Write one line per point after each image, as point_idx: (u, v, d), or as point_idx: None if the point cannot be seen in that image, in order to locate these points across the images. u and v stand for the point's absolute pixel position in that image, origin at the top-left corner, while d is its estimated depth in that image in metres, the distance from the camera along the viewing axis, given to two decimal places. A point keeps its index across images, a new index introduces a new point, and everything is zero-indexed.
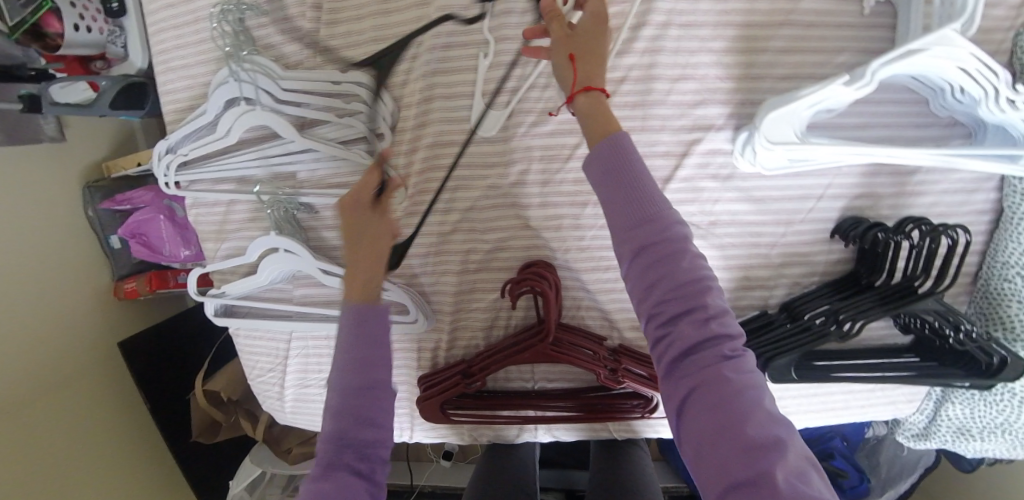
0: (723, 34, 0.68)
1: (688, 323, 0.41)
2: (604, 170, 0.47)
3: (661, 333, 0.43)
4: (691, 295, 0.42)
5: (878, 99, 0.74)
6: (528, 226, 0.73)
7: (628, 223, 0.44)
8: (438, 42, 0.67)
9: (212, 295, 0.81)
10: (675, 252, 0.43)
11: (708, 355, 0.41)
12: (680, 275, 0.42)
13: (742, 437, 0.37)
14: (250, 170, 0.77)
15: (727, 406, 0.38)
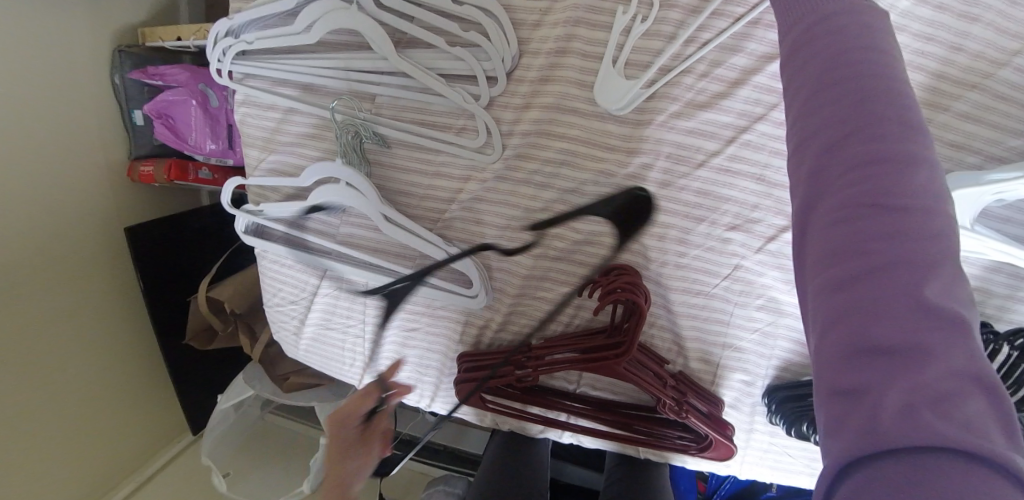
0: (924, 68, 0.55)
1: (852, 134, 0.32)
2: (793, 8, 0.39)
3: (817, 174, 0.33)
4: (874, 128, 0.31)
5: None
6: (628, 228, 0.64)
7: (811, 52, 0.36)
8: None
9: (247, 211, 0.71)
10: (866, 81, 0.32)
11: (881, 204, 0.30)
12: (862, 104, 0.32)
13: (893, 292, 0.28)
14: (324, 79, 0.65)
15: (889, 252, 0.28)
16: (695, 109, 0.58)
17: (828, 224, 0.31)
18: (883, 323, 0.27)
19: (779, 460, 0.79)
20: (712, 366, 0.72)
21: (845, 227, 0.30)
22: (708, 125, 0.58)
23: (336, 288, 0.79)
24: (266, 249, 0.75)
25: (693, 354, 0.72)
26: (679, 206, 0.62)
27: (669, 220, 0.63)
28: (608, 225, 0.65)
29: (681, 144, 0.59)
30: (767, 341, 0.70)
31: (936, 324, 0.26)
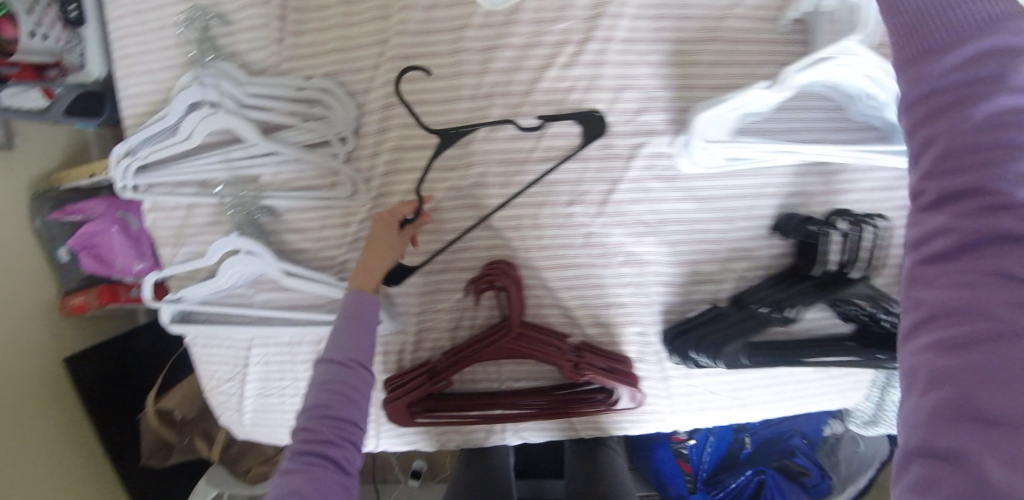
0: (659, 49, 0.70)
1: (978, 200, 0.31)
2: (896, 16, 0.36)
3: (926, 226, 0.33)
4: (978, 186, 0.31)
5: (798, 104, 0.74)
6: (490, 225, 0.75)
7: (922, 82, 0.34)
8: (401, 53, 0.72)
9: (170, 300, 0.79)
10: (967, 135, 0.32)
11: (983, 271, 0.30)
12: (970, 159, 0.31)
13: (1000, 349, 0.28)
14: (213, 172, 0.77)
15: (991, 313, 0.29)
16: (507, 121, 0.72)
17: (946, 283, 0.31)
18: (1002, 375, 0.27)
19: (705, 401, 0.87)
20: (607, 330, 0.79)
21: (967, 281, 0.30)
22: (519, 129, 0.72)
23: (264, 353, 0.87)
24: (194, 333, 0.83)
25: (585, 320, 0.79)
26: (522, 200, 0.74)
27: (519, 212, 0.74)
28: (475, 228, 0.76)
29: (505, 151, 0.73)
30: (642, 292, 0.77)
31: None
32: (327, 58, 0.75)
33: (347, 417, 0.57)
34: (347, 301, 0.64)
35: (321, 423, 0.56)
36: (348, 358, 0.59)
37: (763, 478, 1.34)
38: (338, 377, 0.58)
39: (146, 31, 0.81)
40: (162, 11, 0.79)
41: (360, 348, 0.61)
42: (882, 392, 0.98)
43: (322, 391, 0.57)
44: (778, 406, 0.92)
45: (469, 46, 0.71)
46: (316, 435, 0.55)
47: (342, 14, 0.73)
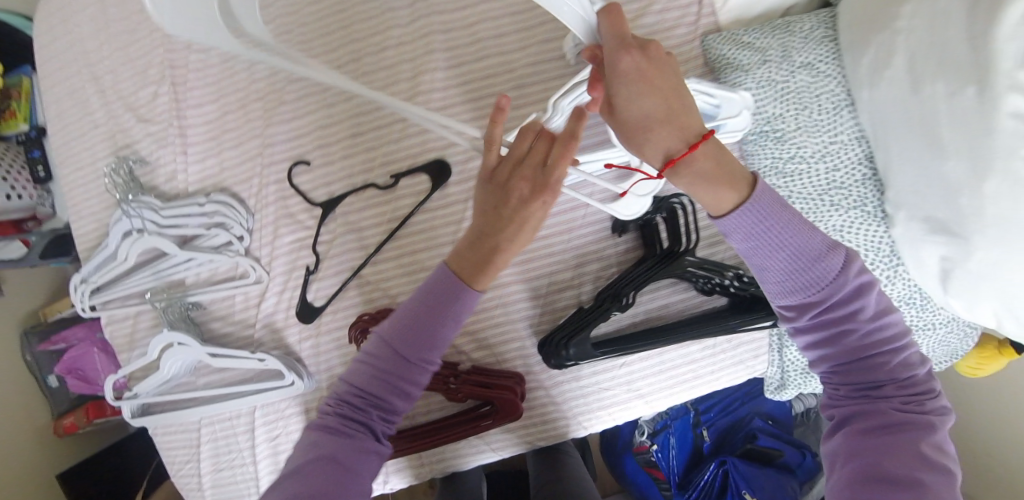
0: (470, 111, 0.87)
1: (852, 353, 0.56)
2: (758, 217, 0.54)
3: (837, 365, 0.57)
4: (870, 349, 0.55)
5: None
6: (371, 279, 0.89)
7: (808, 275, 0.55)
8: (275, 157, 0.90)
9: (127, 397, 0.93)
10: (848, 316, 0.55)
11: (886, 391, 0.54)
12: (850, 334, 0.55)
13: (893, 411, 0.53)
14: (146, 283, 0.93)
15: (894, 417, 0.53)
16: (365, 191, 0.88)
17: (840, 377, 0.57)
18: (883, 432, 0.52)
19: (604, 398, 0.96)
20: (490, 350, 0.91)
21: (856, 379, 0.56)
22: (375, 197, 0.87)
23: (212, 431, 0.99)
24: (151, 423, 0.96)
25: (469, 346, 0.91)
26: (391, 253, 0.89)
27: (389, 264, 0.89)
28: (360, 284, 0.90)
29: (369, 217, 0.88)
30: (509, 310, 0.90)
31: (909, 425, 0.52)
32: (223, 173, 0.93)
33: (391, 403, 0.58)
34: (438, 275, 0.59)
35: (375, 370, 0.58)
36: (414, 343, 0.57)
37: (727, 468, 1.34)
38: (406, 331, 0.58)
39: (79, 181, 0.98)
40: (92, 164, 0.97)
41: (440, 335, 0.58)
42: (779, 355, 1.00)
43: (371, 374, 0.58)
44: (688, 392, 0.99)
45: (326, 142, 0.89)
46: (367, 381, 0.58)
47: (228, 138, 0.93)
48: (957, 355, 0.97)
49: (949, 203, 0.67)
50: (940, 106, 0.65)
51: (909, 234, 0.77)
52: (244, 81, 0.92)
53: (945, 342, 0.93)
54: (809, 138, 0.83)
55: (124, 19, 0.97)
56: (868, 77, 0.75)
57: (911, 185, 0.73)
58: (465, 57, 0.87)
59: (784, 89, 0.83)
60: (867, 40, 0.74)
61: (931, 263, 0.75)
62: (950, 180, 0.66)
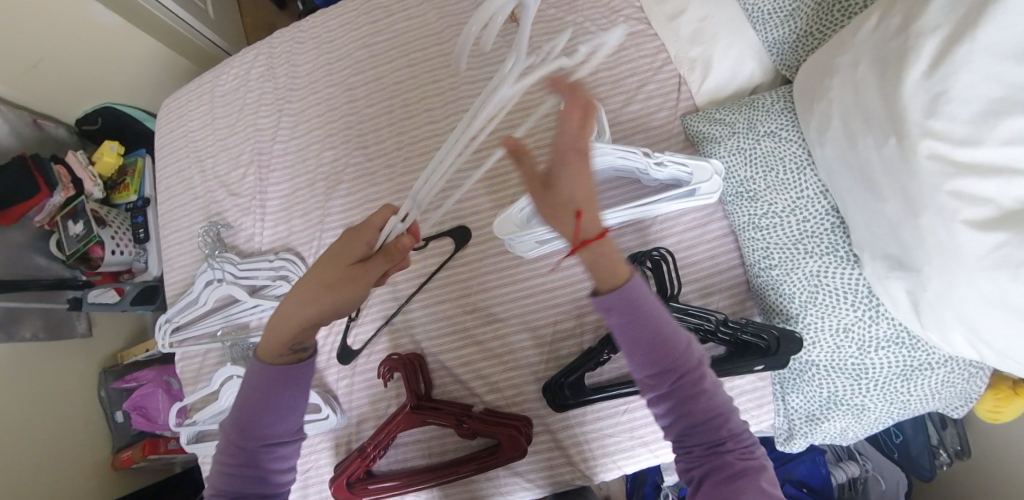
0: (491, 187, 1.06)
1: (700, 418, 0.62)
2: (620, 299, 0.61)
3: (685, 430, 0.63)
4: (714, 412, 0.62)
5: (605, 187, 1.03)
6: (401, 325, 1.05)
7: (654, 349, 0.62)
8: (331, 223, 1.11)
9: (187, 424, 1.08)
10: (691, 383, 0.62)
11: (730, 445, 0.62)
12: (698, 400, 0.61)
13: (736, 465, 0.61)
14: (218, 325, 1.11)
15: (740, 468, 0.61)
16: None
17: (694, 444, 0.63)
18: (728, 487, 0.60)
19: (606, 443, 0.99)
20: (501, 393, 1.02)
21: (704, 440, 0.62)
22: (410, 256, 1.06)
23: None
24: (203, 450, 1.09)
25: (481, 389, 1.02)
26: (419, 303, 1.05)
27: (416, 313, 1.05)
28: (392, 330, 1.06)
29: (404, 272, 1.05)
30: (518, 356, 1.01)
31: (745, 472, 0.61)
32: (289, 235, 1.14)
33: (256, 486, 0.68)
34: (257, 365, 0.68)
35: (242, 455, 0.67)
36: (252, 429, 0.67)
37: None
38: (244, 419, 0.67)
39: (176, 240, 1.21)
40: (188, 228, 1.20)
41: (286, 407, 0.68)
42: (784, 403, 0.95)
43: (224, 473, 0.67)
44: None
45: (373, 211, 1.09)
46: (234, 467, 0.67)
47: (296, 207, 1.14)
48: (969, 399, 0.85)
49: (898, 240, 0.67)
50: (872, 158, 0.69)
51: (875, 274, 0.74)
52: (313, 165, 1.16)
53: (952, 384, 0.82)
54: (778, 194, 0.87)
55: (228, 120, 1.25)
56: (816, 135, 0.79)
57: (866, 228, 0.73)
58: (487, 148, 1.09)
59: (751, 154, 0.90)
60: (808, 105, 0.81)
61: (901, 301, 0.72)
62: (891, 219, 0.68)
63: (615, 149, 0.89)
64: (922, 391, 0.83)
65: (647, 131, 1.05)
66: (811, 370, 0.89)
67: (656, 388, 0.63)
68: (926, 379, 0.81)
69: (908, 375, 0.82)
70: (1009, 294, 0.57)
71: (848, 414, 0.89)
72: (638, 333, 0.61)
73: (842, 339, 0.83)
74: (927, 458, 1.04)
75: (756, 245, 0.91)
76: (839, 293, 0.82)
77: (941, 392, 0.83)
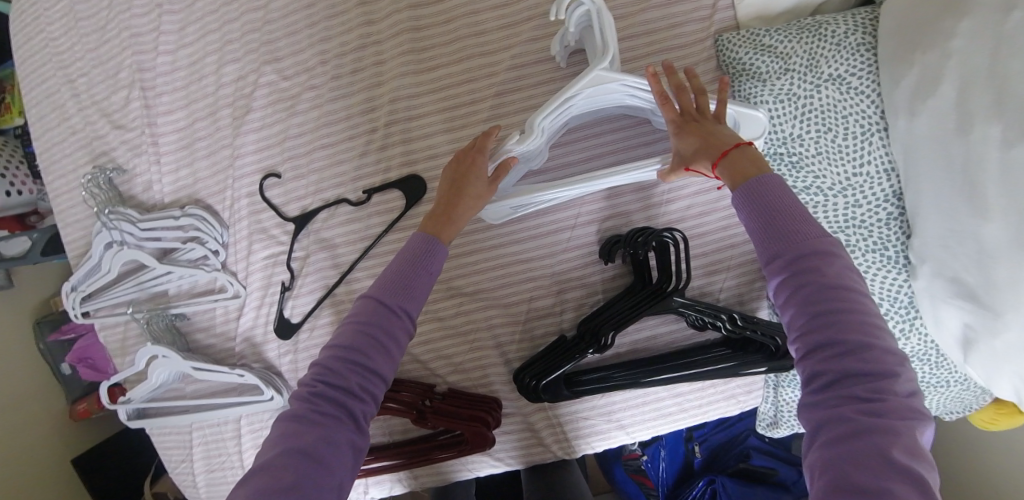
0: (445, 123, 0.80)
1: (819, 326, 0.44)
2: (763, 190, 0.52)
3: (802, 345, 0.45)
4: (842, 321, 0.43)
5: (602, 130, 0.77)
6: (345, 298, 0.86)
7: (781, 237, 0.48)
8: (246, 169, 0.86)
9: (121, 402, 0.96)
10: (814, 272, 0.46)
11: (854, 372, 0.41)
12: (820, 295, 0.44)
13: (852, 405, 0.41)
14: (131, 294, 0.93)
15: (857, 414, 0.40)
16: (336, 210, 0.84)
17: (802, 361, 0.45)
18: (839, 430, 0.40)
19: (582, 425, 0.89)
20: (466, 374, 0.87)
21: (820, 360, 0.43)
22: (349, 214, 0.83)
23: (204, 433, 1.02)
24: (147, 425, 1.00)
25: (444, 370, 0.88)
26: (364, 273, 0.85)
27: (360, 285, 0.85)
28: (335, 302, 0.87)
29: (343, 233, 0.84)
30: (487, 335, 0.85)
31: (872, 420, 0.39)
32: (196, 184, 0.90)
33: (376, 353, 0.53)
34: (415, 237, 0.61)
35: (372, 310, 0.55)
36: (397, 286, 0.57)
37: (717, 488, 1.18)
38: (397, 278, 0.57)
39: (63, 188, 0.97)
40: (72, 173, 0.96)
41: (423, 281, 0.58)
42: (775, 393, 0.84)
43: (356, 325, 0.54)
44: (673, 425, 0.88)
45: (297, 153, 0.84)
46: (364, 324, 0.54)
47: (200, 146, 0.89)
48: (963, 408, 0.76)
49: (984, 270, 0.51)
50: (990, 153, 0.48)
51: (929, 294, 0.60)
52: (213, 86, 0.87)
53: (961, 399, 0.73)
54: (829, 166, 0.66)
55: (94, 16, 0.92)
56: (906, 100, 0.57)
57: (939, 238, 0.56)
58: (443, 63, 0.79)
59: (803, 106, 0.67)
60: (908, 54, 0.58)
61: (949, 331, 0.59)
62: (984, 243, 0.50)
63: (626, 83, 0.64)
64: (926, 403, 0.74)
65: (665, 50, 0.76)
66: None
67: (776, 282, 0.48)
68: (936, 395, 0.72)
69: (919, 389, 0.72)
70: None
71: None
72: (767, 221, 0.50)
73: None
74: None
75: None
76: (874, 298, 0.67)
77: (945, 404, 0.74)
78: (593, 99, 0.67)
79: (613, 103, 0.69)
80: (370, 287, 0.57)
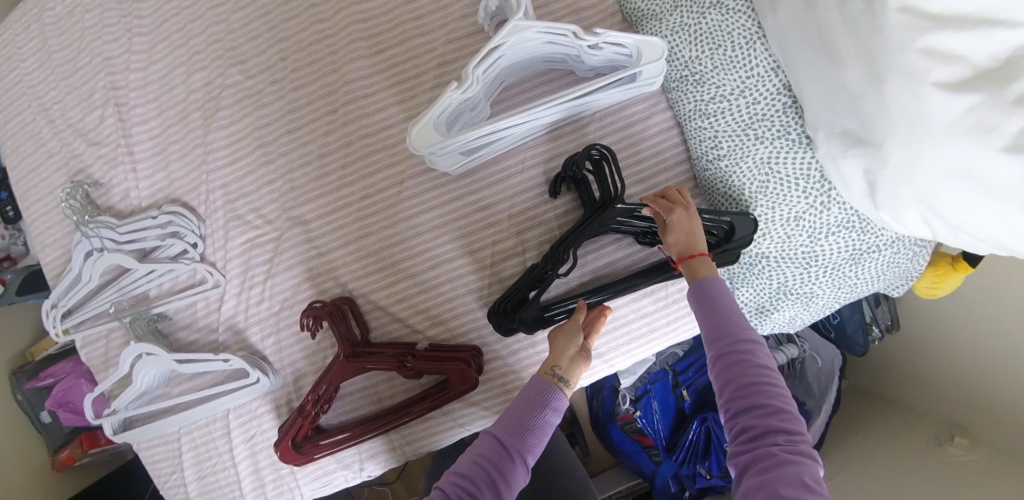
0: (395, 95, 0.88)
1: (748, 386, 0.62)
2: (701, 301, 0.70)
3: (723, 383, 0.64)
4: (754, 395, 0.61)
5: (534, 85, 0.88)
6: (323, 269, 0.92)
7: (713, 331, 0.67)
8: (218, 163, 0.93)
9: (107, 414, 0.96)
10: (747, 354, 0.64)
11: (769, 419, 0.59)
12: (754, 373, 0.62)
13: (776, 444, 0.57)
14: (109, 302, 0.95)
15: (782, 439, 0.57)
16: (306, 187, 0.91)
17: (739, 417, 0.61)
18: (769, 462, 0.56)
19: None
20: (444, 325, 0.92)
21: (746, 404, 0.61)
22: (318, 190, 0.90)
23: (193, 438, 1.02)
24: (135, 438, 0.99)
25: (424, 326, 0.93)
26: (338, 242, 0.91)
27: (335, 255, 0.92)
28: (314, 275, 0.92)
29: (314, 207, 0.91)
30: (458, 284, 0.91)
31: (788, 454, 0.55)
32: (172, 187, 0.96)
33: (503, 458, 0.68)
34: (534, 382, 0.75)
35: (512, 428, 0.70)
36: (521, 430, 0.70)
37: (711, 425, 1.12)
38: (526, 406, 0.73)
39: (40, 210, 1.01)
40: (48, 195, 1.00)
41: (532, 424, 0.71)
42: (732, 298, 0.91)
43: (495, 441, 0.69)
44: (648, 346, 0.94)
45: (265, 141, 0.91)
46: (510, 437, 0.69)
47: (174, 149, 0.95)
48: (910, 277, 0.83)
49: (858, 111, 0.63)
50: (834, 17, 0.64)
51: (829, 154, 0.70)
52: (184, 94, 0.95)
53: (897, 264, 0.80)
54: (726, 75, 0.78)
55: (67, 49, 1.00)
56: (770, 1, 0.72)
57: (824, 102, 0.68)
58: (389, 42, 0.89)
59: (696, 31, 0.79)
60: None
61: (856, 183, 0.69)
62: (851, 86, 0.63)
63: (541, 29, 0.73)
64: (868, 274, 0.81)
65: (578, 12, 0.89)
66: (764, 262, 0.84)
67: (713, 364, 0.66)
68: (873, 260, 0.79)
69: (853, 258, 0.79)
70: (974, 155, 0.53)
71: (796, 303, 0.86)
72: (704, 325, 0.69)
73: (792, 228, 0.79)
74: (862, 336, 1.04)
75: (702, 137, 0.83)
76: (790, 179, 0.76)
77: (886, 273, 0.81)
78: (517, 48, 0.77)
79: (536, 52, 0.79)
80: (492, 424, 0.72)
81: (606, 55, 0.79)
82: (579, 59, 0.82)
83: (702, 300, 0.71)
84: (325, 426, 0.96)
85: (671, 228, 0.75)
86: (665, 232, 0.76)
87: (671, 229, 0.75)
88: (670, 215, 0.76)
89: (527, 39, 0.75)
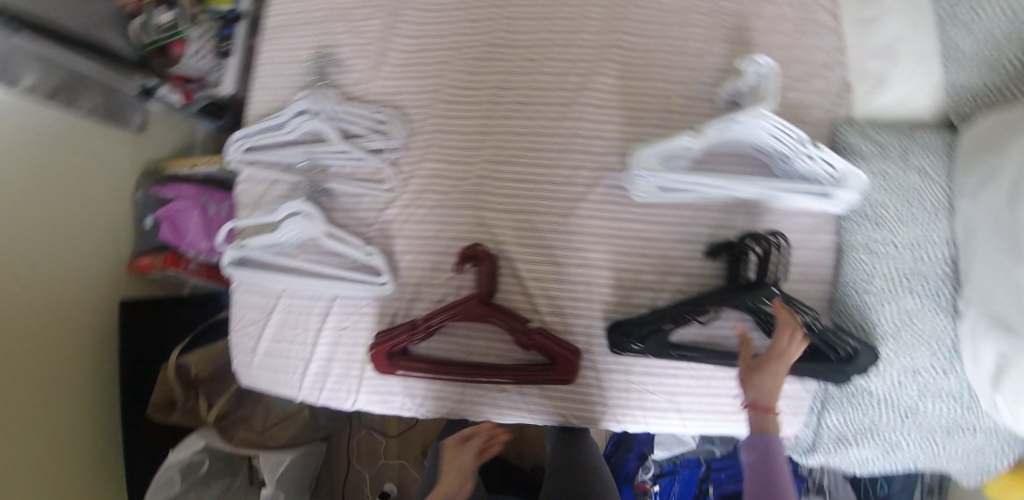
0: (620, 115, 1.00)
1: None
2: (753, 447, 0.82)
3: None
4: None
5: (732, 163, 1.01)
6: (487, 221, 1.02)
7: (758, 476, 0.79)
8: (447, 97, 1.05)
9: (239, 245, 1.05)
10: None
11: None
12: None
13: None
14: (294, 159, 1.06)
15: None
16: (510, 151, 1.02)
17: None
18: None
19: (643, 398, 0.99)
20: (562, 317, 0.99)
21: None
22: (517, 158, 1.02)
23: (289, 304, 1.08)
24: (246, 277, 1.07)
25: (544, 310, 1.00)
26: (511, 205, 1.01)
27: (504, 215, 1.01)
28: (477, 223, 1.02)
29: (507, 169, 1.02)
30: (591, 289, 0.99)
31: None
32: (397, 96, 1.07)
33: None
34: None
35: None
36: None
37: None
38: None
39: (279, 61, 1.15)
40: (293, 53, 1.14)
41: None
42: (818, 418, 0.96)
43: None
44: (721, 423, 1.00)
45: (495, 99, 1.03)
46: None
47: (414, 68, 1.08)
48: (985, 470, 0.92)
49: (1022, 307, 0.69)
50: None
51: (975, 332, 0.79)
52: (445, 29, 1.08)
53: (981, 450, 0.89)
54: (904, 230, 0.89)
55: None
56: (972, 189, 0.82)
57: (990, 288, 0.77)
58: (637, 73, 1.01)
59: (894, 183, 0.91)
60: (977, 161, 0.82)
61: (988, 364, 0.77)
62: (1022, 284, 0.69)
63: (776, 124, 0.86)
64: (953, 447, 0.90)
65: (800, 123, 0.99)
66: (867, 398, 0.90)
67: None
68: (962, 437, 0.88)
69: (947, 427, 0.88)
70: None
71: (877, 446, 0.93)
72: (750, 470, 0.81)
73: (907, 379, 0.87)
74: None
75: (858, 269, 0.92)
76: (925, 337, 0.86)
77: (968, 454, 0.90)
78: (745, 130, 0.90)
79: (756, 139, 0.92)
80: None
81: (812, 168, 0.91)
82: (785, 161, 0.94)
83: (754, 446, 0.82)
84: (413, 352, 1.02)
85: (762, 372, 0.81)
86: (751, 373, 0.82)
87: (761, 374, 0.81)
88: (762, 362, 0.81)
89: (760, 125, 0.88)
